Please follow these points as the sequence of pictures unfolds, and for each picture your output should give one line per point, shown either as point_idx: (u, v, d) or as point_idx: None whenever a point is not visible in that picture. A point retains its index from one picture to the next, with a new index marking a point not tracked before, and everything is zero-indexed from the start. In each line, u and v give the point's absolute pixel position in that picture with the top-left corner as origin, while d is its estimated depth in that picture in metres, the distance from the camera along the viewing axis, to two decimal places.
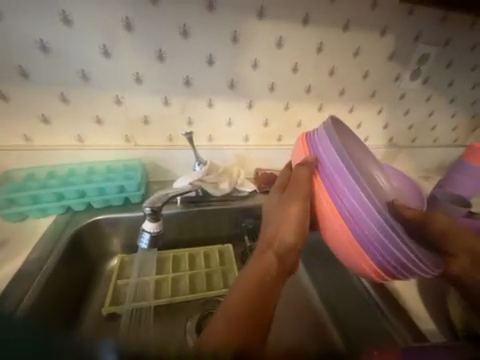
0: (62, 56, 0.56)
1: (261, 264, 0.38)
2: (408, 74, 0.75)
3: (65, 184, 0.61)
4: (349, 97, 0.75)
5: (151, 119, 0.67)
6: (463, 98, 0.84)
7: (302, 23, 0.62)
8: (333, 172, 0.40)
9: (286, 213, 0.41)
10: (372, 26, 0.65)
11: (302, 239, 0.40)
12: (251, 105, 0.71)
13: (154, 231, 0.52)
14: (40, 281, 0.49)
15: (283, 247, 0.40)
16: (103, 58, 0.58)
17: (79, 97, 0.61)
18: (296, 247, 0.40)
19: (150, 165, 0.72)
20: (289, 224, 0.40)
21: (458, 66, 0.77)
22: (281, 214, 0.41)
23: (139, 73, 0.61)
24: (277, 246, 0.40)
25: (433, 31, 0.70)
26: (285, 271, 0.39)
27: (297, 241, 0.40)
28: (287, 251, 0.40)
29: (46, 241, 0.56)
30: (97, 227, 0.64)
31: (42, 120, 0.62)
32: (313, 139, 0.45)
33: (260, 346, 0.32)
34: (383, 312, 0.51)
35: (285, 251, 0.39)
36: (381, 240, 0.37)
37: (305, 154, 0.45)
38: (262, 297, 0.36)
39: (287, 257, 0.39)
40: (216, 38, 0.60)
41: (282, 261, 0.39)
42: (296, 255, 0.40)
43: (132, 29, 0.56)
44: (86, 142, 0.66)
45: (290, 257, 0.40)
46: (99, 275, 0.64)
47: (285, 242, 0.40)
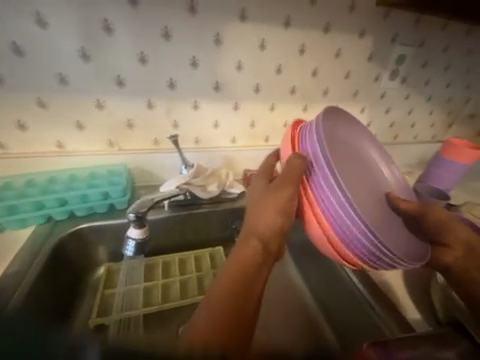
0: (37, 59, 0.54)
1: (247, 251, 0.38)
2: (388, 74, 0.78)
3: (46, 192, 0.59)
4: (333, 97, 0.77)
5: (135, 122, 0.65)
6: (439, 96, 0.88)
7: (284, 25, 0.63)
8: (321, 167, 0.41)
9: (271, 198, 0.40)
10: (351, 27, 0.67)
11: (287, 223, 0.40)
12: (237, 107, 0.71)
13: (139, 237, 0.50)
14: (21, 294, 0.46)
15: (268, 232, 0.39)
16: (82, 61, 0.56)
17: (58, 102, 0.59)
18: (280, 232, 0.40)
19: (135, 169, 0.70)
20: (273, 210, 0.40)
21: (433, 66, 0.80)
22: (265, 201, 0.41)
23: (121, 76, 0.59)
24: (262, 232, 0.39)
25: (409, 32, 0.73)
26: (271, 256, 0.39)
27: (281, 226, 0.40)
28: (272, 236, 0.39)
29: (26, 253, 0.53)
30: (82, 236, 0.61)
31: (19, 126, 0.59)
32: (302, 134, 0.45)
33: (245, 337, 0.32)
34: (371, 304, 0.52)
35: (271, 236, 0.39)
36: (361, 235, 0.38)
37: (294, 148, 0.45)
38: (247, 285, 0.35)
39: (272, 242, 0.39)
40: (199, 41, 0.60)
41: (268, 247, 0.39)
42: (281, 239, 0.40)
43: (112, 31, 0.55)
44: (67, 148, 0.64)
45: (275, 241, 0.40)
46: (86, 285, 0.62)
47: (270, 228, 0.39)
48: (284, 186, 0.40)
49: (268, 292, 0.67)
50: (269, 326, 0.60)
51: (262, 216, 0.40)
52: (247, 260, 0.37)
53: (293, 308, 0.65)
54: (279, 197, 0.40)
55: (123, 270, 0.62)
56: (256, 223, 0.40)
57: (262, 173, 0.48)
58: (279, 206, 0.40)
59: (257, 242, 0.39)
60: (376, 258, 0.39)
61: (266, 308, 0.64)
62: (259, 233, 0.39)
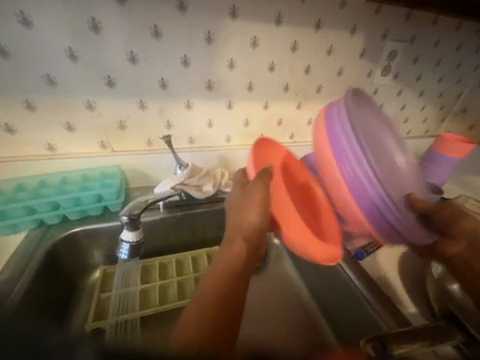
0: (23, 59, 0.52)
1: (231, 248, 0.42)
2: (380, 70, 0.78)
3: (38, 196, 0.58)
4: (326, 93, 0.77)
5: (127, 123, 0.64)
6: (431, 92, 0.89)
7: (275, 22, 0.62)
8: (342, 147, 0.45)
9: (251, 200, 0.44)
10: (343, 24, 0.67)
11: (266, 222, 0.44)
12: (230, 105, 0.71)
13: (133, 240, 0.50)
14: (14, 301, 0.45)
15: (250, 232, 0.43)
16: (70, 62, 0.55)
17: (46, 103, 0.57)
18: (260, 228, 0.44)
19: (129, 171, 0.69)
20: (252, 208, 0.44)
21: (424, 61, 0.81)
22: (244, 202, 0.45)
23: (111, 76, 0.58)
24: (244, 232, 0.43)
25: (400, 28, 0.73)
26: (254, 250, 0.43)
27: (261, 224, 0.44)
28: (253, 234, 0.43)
29: (17, 259, 0.52)
30: (75, 240, 0.60)
31: (7, 129, 0.57)
32: (331, 113, 0.47)
33: (232, 328, 0.33)
34: (364, 296, 0.53)
35: (252, 235, 0.43)
36: (379, 207, 0.42)
37: (320, 126, 0.48)
38: (235, 277, 0.38)
39: (254, 239, 0.44)
40: (190, 39, 0.59)
41: (251, 242, 0.43)
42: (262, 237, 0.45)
43: (99, 30, 0.53)
44: (58, 151, 0.63)
45: (257, 238, 0.44)
46: (81, 289, 0.61)
47: (251, 224, 0.43)
48: (258, 189, 0.44)
49: (265, 290, 0.68)
50: (261, 325, 0.60)
51: (243, 218, 0.44)
52: (232, 256, 0.41)
53: (290, 306, 0.65)
54: (257, 199, 0.44)
55: (119, 273, 0.61)
56: (238, 224, 0.44)
57: (239, 180, 0.53)
58: (259, 206, 0.44)
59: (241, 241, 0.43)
60: (391, 229, 0.43)
61: (263, 306, 0.64)
62: (241, 232, 0.43)
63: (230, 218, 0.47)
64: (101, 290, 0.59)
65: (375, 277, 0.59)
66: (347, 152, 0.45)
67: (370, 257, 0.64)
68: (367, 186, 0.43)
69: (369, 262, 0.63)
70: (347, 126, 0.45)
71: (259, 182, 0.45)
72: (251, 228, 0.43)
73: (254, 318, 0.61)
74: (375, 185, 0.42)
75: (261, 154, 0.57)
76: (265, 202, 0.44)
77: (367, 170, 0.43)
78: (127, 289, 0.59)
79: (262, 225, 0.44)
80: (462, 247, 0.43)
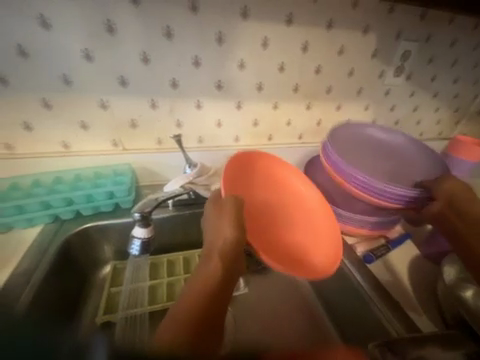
0: (41, 60, 0.54)
1: (207, 268, 0.41)
2: (392, 70, 0.77)
3: (52, 192, 0.60)
4: (336, 94, 0.76)
5: (138, 122, 0.66)
6: (445, 93, 0.87)
7: (286, 23, 0.62)
8: (336, 162, 0.60)
9: (224, 214, 0.46)
10: (355, 24, 0.66)
11: (241, 233, 0.45)
12: (240, 105, 0.71)
13: (145, 236, 0.51)
14: (29, 295, 0.47)
15: (225, 247, 0.43)
16: (85, 62, 0.56)
17: (62, 102, 0.59)
18: (234, 240, 0.43)
19: (140, 169, 0.71)
20: (224, 222, 0.45)
21: (439, 62, 0.79)
22: (217, 218, 0.47)
23: (124, 77, 0.60)
24: (220, 246, 0.43)
25: (414, 28, 0.71)
26: (232, 261, 0.42)
27: (237, 235, 0.44)
28: (230, 249, 0.43)
29: (34, 252, 0.54)
30: (88, 235, 0.62)
31: (24, 127, 0.60)
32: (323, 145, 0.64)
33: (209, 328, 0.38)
34: (373, 300, 0.53)
35: (229, 249, 0.43)
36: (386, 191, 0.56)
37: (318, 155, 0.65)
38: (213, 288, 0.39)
39: (231, 255, 0.42)
40: (201, 40, 0.60)
41: (226, 255, 0.42)
42: (240, 251, 0.44)
43: (114, 31, 0.55)
44: (72, 148, 0.65)
45: (233, 251, 0.43)
46: (92, 283, 0.63)
47: (224, 238, 0.44)
48: (229, 204, 0.48)
49: (272, 290, 0.67)
50: (253, 323, 0.61)
51: (218, 233, 0.45)
52: (209, 274, 0.40)
53: (295, 306, 0.65)
54: (229, 211, 0.46)
55: (130, 267, 0.62)
56: (214, 241, 0.44)
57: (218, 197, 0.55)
58: (232, 218, 0.46)
59: (218, 257, 0.42)
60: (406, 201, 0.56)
61: (267, 305, 0.64)
62: (218, 249, 0.43)
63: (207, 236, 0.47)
64: (112, 285, 0.61)
65: (384, 281, 0.59)
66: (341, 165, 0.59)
67: (378, 260, 0.63)
68: (368, 183, 0.57)
69: (378, 266, 0.62)
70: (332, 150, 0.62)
71: (229, 197, 0.49)
72: (227, 242, 0.43)
73: (257, 316, 0.62)
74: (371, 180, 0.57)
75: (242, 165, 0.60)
76: (237, 213, 0.47)
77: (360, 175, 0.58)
78: (137, 284, 0.60)
79: (238, 236, 0.44)
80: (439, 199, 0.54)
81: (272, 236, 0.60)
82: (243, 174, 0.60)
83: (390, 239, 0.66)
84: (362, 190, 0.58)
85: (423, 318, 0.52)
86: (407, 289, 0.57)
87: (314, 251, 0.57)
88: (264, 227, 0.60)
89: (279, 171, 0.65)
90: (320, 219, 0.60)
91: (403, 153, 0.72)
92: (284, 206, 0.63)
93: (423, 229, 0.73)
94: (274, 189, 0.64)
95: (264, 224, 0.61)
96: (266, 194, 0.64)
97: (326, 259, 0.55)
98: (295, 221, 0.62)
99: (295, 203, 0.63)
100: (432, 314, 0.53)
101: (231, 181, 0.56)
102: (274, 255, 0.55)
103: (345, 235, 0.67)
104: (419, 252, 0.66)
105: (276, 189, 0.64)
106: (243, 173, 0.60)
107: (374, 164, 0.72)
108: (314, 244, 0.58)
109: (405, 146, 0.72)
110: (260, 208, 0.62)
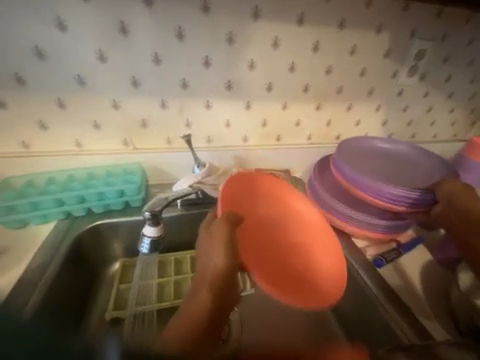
0: (57, 61, 0.56)
1: (196, 300, 0.39)
2: (406, 70, 0.75)
3: (66, 190, 0.61)
4: (347, 94, 0.75)
5: (149, 122, 0.67)
6: (461, 93, 0.84)
7: (298, 22, 0.62)
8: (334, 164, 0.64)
9: (214, 242, 0.44)
10: (367, 23, 0.65)
11: (232, 263, 0.42)
12: (249, 106, 0.71)
13: (154, 235, 0.52)
14: (42, 289, 0.49)
15: (215, 278, 0.40)
16: (99, 62, 0.58)
17: (76, 102, 0.61)
18: (224, 270, 0.41)
19: (149, 168, 0.72)
20: (214, 249, 0.43)
21: (455, 61, 0.77)
22: (208, 244, 0.44)
23: (135, 77, 0.61)
24: (210, 278, 0.41)
25: (429, 26, 0.69)
26: (222, 292, 0.40)
27: (228, 265, 0.41)
28: (219, 281, 0.40)
29: (47, 248, 0.56)
30: (98, 233, 0.64)
31: (40, 126, 0.62)
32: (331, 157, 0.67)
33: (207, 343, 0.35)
34: (382, 304, 0.51)
35: (218, 281, 0.40)
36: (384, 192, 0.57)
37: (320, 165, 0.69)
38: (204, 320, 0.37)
39: (221, 287, 0.40)
40: (211, 41, 0.60)
41: (216, 287, 0.40)
42: (231, 282, 0.41)
43: (127, 33, 0.56)
44: (84, 147, 0.66)
45: (224, 282, 0.41)
46: (102, 279, 0.65)
47: (213, 268, 0.41)
48: (219, 230, 0.45)
49: None
50: (257, 324, 0.60)
51: (208, 261, 0.42)
52: (198, 307, 0.38)
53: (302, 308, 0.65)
54: (219, 239, 0.44)
55: (139, 265, 0.61)
56: (204, 272, 0.42)
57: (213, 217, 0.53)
58: (222, 246, 0.43)
59: (206, 291, 0.39)
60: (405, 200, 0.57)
61: (273, 305, 0.64)
62: (207, 281, 0.40)
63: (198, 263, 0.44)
64: (121, 282, 0.62)
65: (394, 285, 0.57)
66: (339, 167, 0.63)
67: (389, 264, 0.61)
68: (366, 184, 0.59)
69: (388, 271, 0.60)
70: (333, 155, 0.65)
71: (219, 222, 0.46)
72: (217, 273, 0.41)
73: (262, 317, 0.61)
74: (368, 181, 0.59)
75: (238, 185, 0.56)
76: (227, 240, 0.43)
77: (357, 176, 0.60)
78: (145, 281, 0.61)
79: (229, 267, 0.41)
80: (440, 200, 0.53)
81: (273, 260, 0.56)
82: (243, 194, 0.56)
83: (400, 244, 0.65)
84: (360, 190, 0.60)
85: (436, 325, 0.50)
86: (419, 295, 0.56)
87: (320, 275, 0.53)
88: (265, 249, 0.57)
89: (277, 189, 0.61)
90: (324, 240, 0.57)
91: (407, 158, 0.72)
92: (286, 226, 0.59)
93: (436, 233, 0.71)
94: (274, 208, 0.60)
95: (265, 246, 0.57)
96: (266, 213, 0.60)
97: (333, 283, 0.51)
98: (298, 243, 0.58)
99: (296, 224, 0.60)
100: (445, 321, 0.51)
101: (229, 200, 0.53)
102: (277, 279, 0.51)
103: (354, 238, 0.66)
104: (432, 257, 0.64)
105: (277, 208, 0.60)
106: (240, 194, 0.56)
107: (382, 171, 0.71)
108: (318, 267, 0.54)
109: (413, 155, 0.72)
110: (261, 229, 0.58)
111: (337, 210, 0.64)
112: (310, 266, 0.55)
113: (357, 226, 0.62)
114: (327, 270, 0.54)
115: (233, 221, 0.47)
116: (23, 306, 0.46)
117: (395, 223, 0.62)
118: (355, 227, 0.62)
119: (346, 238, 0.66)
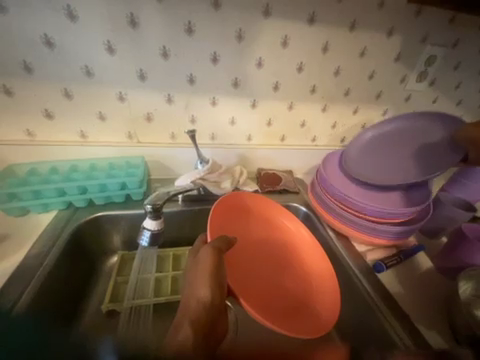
0: (65, 50, 0.56)
1: (179, 331, 0.39)
2: (415, 75, 0.74)
3: (68, 180, 0.61)
4: (354, 97, 0.74)
5: (154, 116, 0.67)
6: (469, 101, 0.83)
7: (308, 22, 0.61)
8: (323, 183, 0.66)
9: (199, 274, 0.43)
10: (379, 26, 0.64)
11: (218, 294, 0.42)
12: (254, 104, 0.70)
13: (154, 229, 0.52)
14: (41, 276, 0.49)
15: (198, 311, 0.40)
16: (107, 54, 0.57)
17: (82, 93, 0.61)
18: (209, 302, 0.41)
19: (152, 163, 0.72)
20: (199, 278, 0.43)
21: (465, 68, 0.76)
22: (195, 272, 0.44)
23: (143, 70, 0.61)
24: (193, 311, 0.41)
25: (442, 32, 0.68)
26: (207, 322, 0.40)
27: (213, 297, 0.41)
28: (202, 312, 0.40)
29: (47, 236, 0.56)
30: (98, 224, 0.64)
31: (46, 115, 0.62)
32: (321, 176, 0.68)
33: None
34: (381, 310, 0.51)
35: (201, 314, 0.40)
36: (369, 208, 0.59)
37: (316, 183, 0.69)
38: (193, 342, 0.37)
39: (204, 321, 0.40)
40: (221, 37, 0.60)
41: (201, 318, 0.40)
42: (214, 314, 0.42)
43: (136, 25, 0.56)
44: (88, 138, 0.66)
45: (209, 313, 0.41)
46: (100, 271, 0.65)
47: (199, 299, 0.41)
48: (205, 259, 0.44)
49: None
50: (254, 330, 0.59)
51: (192, 292, 0.42)
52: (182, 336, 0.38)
53: None
54: (205, 268, 0.43)
55: (139, 257, 0.61)
56: (188, 304, 0.42)
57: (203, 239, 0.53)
58: (209, 275, 0.42)
59: (189, 326, 0.39)
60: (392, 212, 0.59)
61: None
62: (190, 315, 0.40)
63: (183, 294, 0.44)
64: (118, 274, 0.62)
65: (393, 291, 0.57)
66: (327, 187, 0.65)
67: (389, 269, 0.61)
68: (350, 201, 0.61)
69: (387, 276, 0.60)
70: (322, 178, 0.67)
71: (206, 248, 0.45)
72: (200, 306, 0.41)
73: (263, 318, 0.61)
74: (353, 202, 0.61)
75: (225, 209, 0.57)
76: (214, 270, 0.43)
77: (342, 196, 0.62)
78: (143, 275, 0.60)
79: (214, 299, 0.41)
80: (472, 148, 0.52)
81: (270, 288, 0.54)
82: (231, 216, 0.58)
83: (401, 250, 0.64)
84: (346, 207, 0.62)
85: (434, 333, 0.50)
86: (417, 302, 0.55)
87: (316, 299, 0.53)
88: (262, 279, 0.55)
89: (267, 208, 0.63)
90: (316, 265, 0.57)
91: (405, 133, 0.67)
92: (279, 254, 0.60)
93: (438, 241, 0.70)
94: (265, 232, 0.62)
95: (263, 269, 0.57)
96: (258, 230, 0.61)
97: (328, 308, 0.50)
98: (293, 261, 0.59)
99: (287, 246, 0.61)
100: (442, 329, 0.51)
101: (218, 227, 0.53)
102: (269, 300, 0.52)
103: (354, 242, 0.66)
104: (432, 265, 0.63)
105: (268, 227, 0.62)
106: (229, 216, 0.57)
107: (389, 164, 0.66)
108: (316, 292, 0.54)
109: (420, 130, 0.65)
110: (255, 250, 0.59)
111: (337, 213, 0.64)
112: (306, 294, 0.54)
113: (364, 232, 0.62)
114: (321, 297, 0.53)
115: (222, 248, 0.46)
116: (22, 291, 0.46)
117: (402, 230, 0.61)
118: (360, 233, 0.62)
119: (347, 241, 0.65)
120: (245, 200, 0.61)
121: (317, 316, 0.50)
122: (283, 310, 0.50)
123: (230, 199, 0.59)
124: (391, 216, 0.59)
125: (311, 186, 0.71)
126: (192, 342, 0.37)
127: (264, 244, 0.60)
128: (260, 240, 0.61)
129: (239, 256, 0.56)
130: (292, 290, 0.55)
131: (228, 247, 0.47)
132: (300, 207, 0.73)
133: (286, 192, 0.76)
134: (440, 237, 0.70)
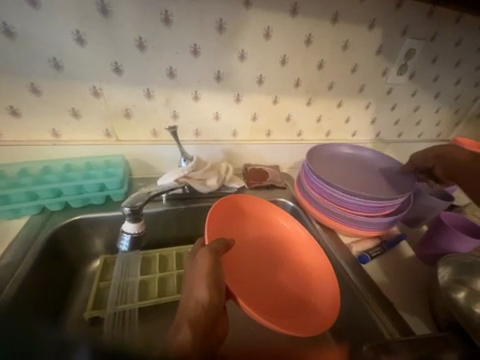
0: (29, 41, 0.51)
1: (177, 335, 0.38)
2: (395, 69, 0.75)
3: (40, 182, 0.57)
4: (337, 91, 0.75)
5: (133, 112, 0.63)
6: (446, 94, 0.86)
7: (290, 13, 0.59)
8: (311, 178, 0.66)
9: (197, 276, 0.42)
10: (360, 19, 0.64)
11: (217, 295, 0.41)
12: (239, 98, 0.69)
13: (135, 232, 0.50)
14: (12, 289, 0.45)
15: (196, 312, 0.40)
16: (77, 45, 0.53)
17: (52, 88, 0.56)
18: (210, 303, 0.40)
19: (134, 161, 0.69)
20: (197, 281, 0.42)
21: (443, 62, 0.78)
22: (193, 275, 0.43)
23: (118, 63, 0.57)
24: (191, 314, 0.40)
25: (420, 25, 0.69)
26: (205, 325, 0.40)
27: (212, 299, 0.41)
28: (201, 316, 0.40)
29: (20, 244, 0.52)
30: (76, 228, 0.60)
31: (12, 113, 0.57)
32: (307, 171, 0.67)
33: None
34: (367, 301, 0.52)
35: (199, 317, 0.40)
36: (355, 203, 0.60)
37: (304, 179, 0.69)
38: (196, 344, 0.37)
39: (203, 321, 0.40)
40: (200, 28, 0.57)
41: (199, 322, 0.39)
42: (212, 315, 0.41)
43: (108, 13, 0.52)
44: (61, 137, 0.62)
45: (207, 316, 0.40)
46: (81, 276, 0.62)
47: (198, 302, 0.40)
48: (203, 260, 0.43)
49: None
50: (248, 332, 0.58)
51: (191, 295, 0.41)
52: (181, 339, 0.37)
53: None
54: (203, 270, 0.42)
55: (119, 261, 0.60)
56: (186, 304, 0.41)
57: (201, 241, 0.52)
58: (207, 277, 0.41)
59: (188, 328, 0.38)
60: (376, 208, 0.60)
61: None
62: (189, 316, 0.40)
63: (182, 297, 0.43)
64: (101, 280, 0.59)
65: (378, 280, 0.58)
66: (314, 182, 0.65)
67: (373, 260, 0.63)
68: (337, 195, 0.61)
69: (373, 266, 0.61)
70: (309, 174, 0.67)
71: (204, 250, 0.44)
72: (199, 306, 0.40)
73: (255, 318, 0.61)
74: (340, 197, 0.61)
75: (218, 210, 0.55)
76: (213, 271, 0.42)
77: (330, 190, 0.62)
78: (128, 278, 0.58)
79: (213, 300, 0.41)
80: (435, 165, 0.63)
81: (267, 287, 0.54)
82: (224, 216, 0.56)
83: (384, 240, 0.66)
84: (333, 201, 0.63)
85: (416, 319, 0.52)
86: (401, 290, 0.57)
87: (314, 295, 0.53)
88: (257, 280, 0.55)
89: (258, 207, 0.63)
90: (314, 260, 0.57)
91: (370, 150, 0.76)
92: (274, 251, 0.60)
93: (419, 229, 0.73)
94: (258, 230, 0.61)
95: (256, 268, 0.57)
96: (248, 230, 0.60)
97: (327, 302, 0.50)
98: (287, 258, 0.59)
99: (280, 243, 0.61)
100: (424, 315, 0.53)
101: (213, 224, 0.52)
102: (265, 299, 0.52)
103: (340, 235, 0.67)
104: (413, 253, 0.66)
105: (259, 225, 0.62)
106: (221, 216, 0.56)
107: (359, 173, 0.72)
108: (313, 287, 0.54)
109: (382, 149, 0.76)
110: (247, 249, 0.58)
111: (323, 206, 0.64)
112: (305, 290, 0.54)
113: (348, 224, 0.62)
114: (321, 292, 0.52)
115: (220, 249, 0.45)
116: None
117: (385, 222, 0.62)
118: (344, 225, 0.63)
119: (335, 235, 0.66)
120: (237, 200, 0.60)
121: (316, 311, 0.49)
122: (279, 308, 0.50)
123: (222, 201, 0.57)
124: (375, 208, 0.61)
125: (297, 182, 0.72)
126: (191, 343, 0.37)
127: (256, 242, 0.60)
128: (251, 238, 0.60)
129: (233, 257, 0.56)
130: (290, 288, 0.55)
131: (226, 248, 0.46)
132: (287, 201, 0.73)
133: (273, 187, 0.76)
134: (421, 225, 0.73)
